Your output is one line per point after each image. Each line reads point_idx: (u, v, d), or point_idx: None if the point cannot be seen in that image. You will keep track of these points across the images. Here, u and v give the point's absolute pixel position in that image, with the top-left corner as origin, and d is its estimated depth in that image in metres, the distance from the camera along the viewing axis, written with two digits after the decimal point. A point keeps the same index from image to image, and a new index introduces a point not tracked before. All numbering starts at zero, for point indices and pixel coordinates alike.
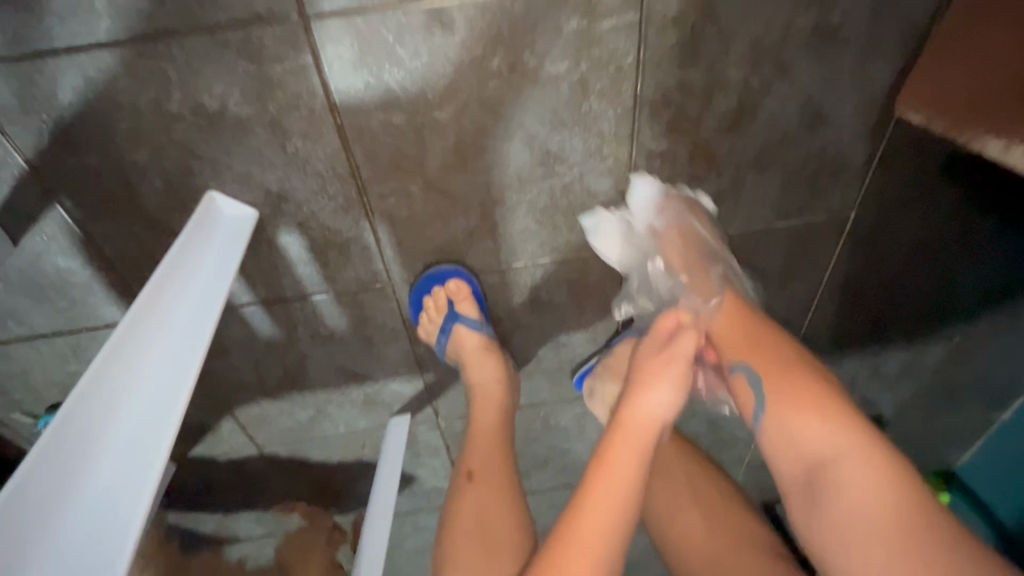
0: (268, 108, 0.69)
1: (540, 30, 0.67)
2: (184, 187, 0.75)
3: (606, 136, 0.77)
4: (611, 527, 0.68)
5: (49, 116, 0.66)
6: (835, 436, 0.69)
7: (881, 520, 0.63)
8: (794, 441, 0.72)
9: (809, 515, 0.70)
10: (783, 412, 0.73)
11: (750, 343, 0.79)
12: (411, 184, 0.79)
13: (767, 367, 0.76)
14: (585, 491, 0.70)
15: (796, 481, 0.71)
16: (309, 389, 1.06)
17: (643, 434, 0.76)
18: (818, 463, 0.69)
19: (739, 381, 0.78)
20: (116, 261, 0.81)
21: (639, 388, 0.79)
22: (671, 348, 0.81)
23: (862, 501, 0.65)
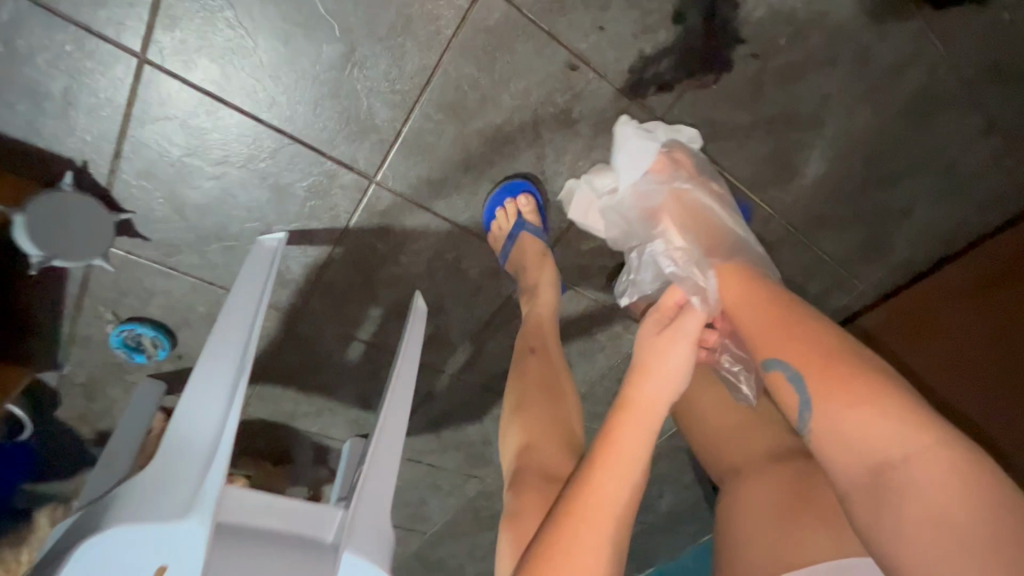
0: (482, 283, 1.26)
1: (606, 327, 1.42)
2: (406, 282, 1.23)
3: (594, 373, 1.53)
4: (613, 496, 0.70)
5: (387, 221, 1.12)
6: (898, 432, 0.60)
7: (941, 514, 0.55)
8: (849, 443, 0.63)
9: (871, 515, 0.60)
10: (829, 409, 0.65)
11: (785, 323, 0.73)
12: (504, 341, 1.41)
13: (805, 361, 0.68)
14: (602, 453, 0.73)
15: (856, 479, 0.62)
16: (329, 397, 1.47)
17: (653, 406, 0.77)
18: (885, 460, 0.60)
19: (776, 379, 0.70)
20: (322, 283, 1.21)
21: (647, 364, 0.80)
22: (676, 325, 0.83)
23: (934, 494, 0.56)
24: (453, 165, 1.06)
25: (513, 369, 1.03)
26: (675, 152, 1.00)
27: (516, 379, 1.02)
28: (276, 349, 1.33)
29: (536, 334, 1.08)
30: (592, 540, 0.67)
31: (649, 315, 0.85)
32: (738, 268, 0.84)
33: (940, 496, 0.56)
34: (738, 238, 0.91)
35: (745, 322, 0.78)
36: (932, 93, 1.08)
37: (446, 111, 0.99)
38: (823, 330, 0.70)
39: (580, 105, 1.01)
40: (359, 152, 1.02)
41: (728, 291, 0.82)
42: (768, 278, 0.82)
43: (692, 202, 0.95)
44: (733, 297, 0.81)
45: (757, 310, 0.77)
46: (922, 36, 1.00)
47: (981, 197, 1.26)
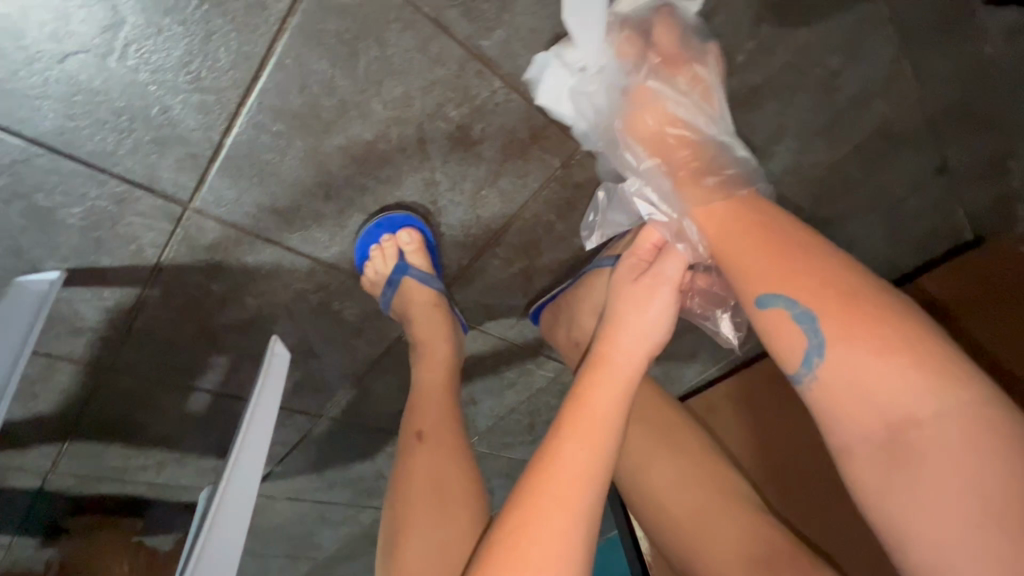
0: (362, 325, 1.01)
1: (516, 365, 1.22)
2: (257, 327, 0.95)
3: (502, 408, 1.34)
4: (589, 464, 0.57)
5: (217, 258, 0.82)
6: (924, 386, 0.47)
7: (974, 488, 0.43)
8: (859, 390, 0.49)
9: (880, 475, 0.48)
10: (849, 352, 0.50)
11: (793, 261, 0.56)
12: (395, 383, 1.17)
13: (817, 300, 0.53)
14: (575, 399, 0.63)
15: (862, 437, 0.49)
16: (170, 449, 1.17)
17: (628, 366, 0.66)
18: (908, 416, 0.47)
19: (776, 317, 0.56)
20: (134, 330, 0.89)
21: (626, 317, 0.70)
22: (654, 272, 0.72)
23: (956, 459, 0.44)
24: (307, 190, 0.76)
25: (394, 468, 0.79)
26: (656, 32, 0.71)
27: (394, 491, 0.77)
28: (83, 406, 1.01)
29: (426, 409, 0.82)
30: (564, 524, 0.54)
31: (626, 259, 0.75)
32: (735, 203, 0.64)
33: (972, 465, 0.44)
34: (730, 153, 0.70)
35: (735, 255, 0.61)
36: (892, 130, 0.93)
37: (288, 119, 0.69)
38: (833, 262, 0.55)
39: (482, 121, 0.75)
40: (160, 169, 0.70)
41: (719, 231, 0.63)
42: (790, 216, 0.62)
43: (662, 111, 0.71)
44: (734, 245, 0.61)
45: (750, 244, 0.60)
46: (895, 64, 0.83)
47: (917, 238, 1.16)
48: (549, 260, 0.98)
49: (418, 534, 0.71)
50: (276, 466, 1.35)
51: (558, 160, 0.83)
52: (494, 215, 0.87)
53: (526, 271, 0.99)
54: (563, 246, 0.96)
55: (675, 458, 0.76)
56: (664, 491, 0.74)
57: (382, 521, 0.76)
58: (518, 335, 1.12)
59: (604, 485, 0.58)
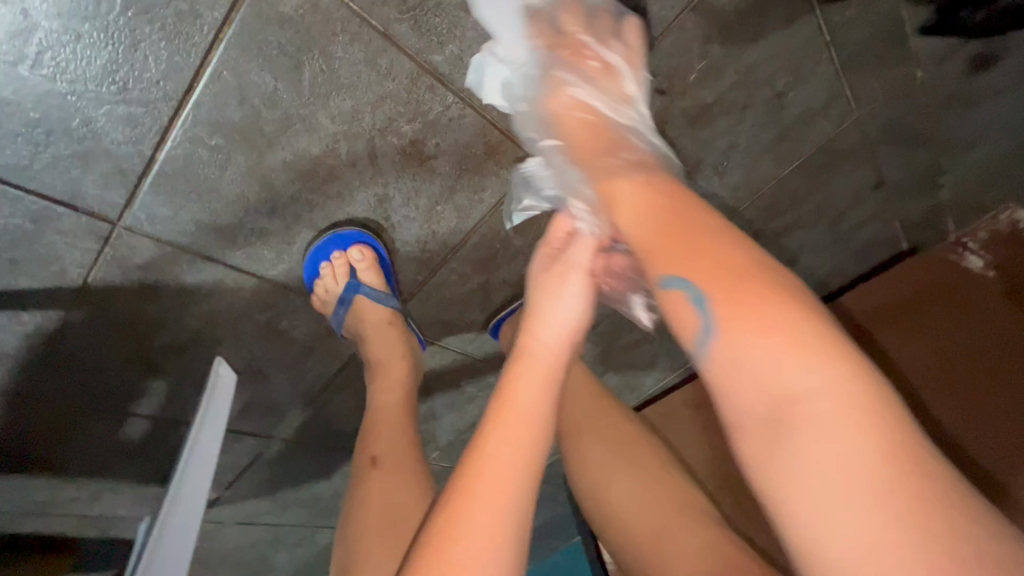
0: (314, 343, 0.97)
1: (476, 379, 1.20)
2: (199, 349, 0.90)
3: (463, 422, 1.32)
4: (509, 470, 0.50)
5: (153, 278, 0.77)
6: (808, 361, 0.41)
7: (863, 468, 0.37)
8: (748, 370, 0.43)
9: (767, 459, 0.41)
10: (734, 334, 0.44)
11: (684, 233, 0.51)
12: (350, 401, 1.13)
13: (707, 276, 0.47)
14: (497, 410, 0.54)
15: (747, 420, 0.43)
16: (105, 479, 1.09)
17: (554, 365, 0.58)
18: (789, 393, 0.41)
19: (673, 301, 0.49)
20: (58, 356, 0.82)
21: (540, 312, 0.63)
22: (565, 258, 0.67)
23: (845, 442, 0.38)
24: (250, 207, 0.72)
25: (349, 492, 0.76)
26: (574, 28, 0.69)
27: (348, 516, 0.75)
28: (2, 438, 0.92)
29: (382, 431, 0.80)
30: (490, 525, 0.47)
31: (537, 250, 0.71)
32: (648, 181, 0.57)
33: (859, 444, 0.38)
34: (634, 138, 0.63)
35: (640, 237, 0.55)
36: (834, 147, 0.96)
37: (227, 132, 0.65)
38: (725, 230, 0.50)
39: (436, 136, 0.73)
40: (84, 185, 0.65)
41: (635, 215, 0.55)
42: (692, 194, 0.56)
43: (587, 104, 0.65)
44: (640, 229, 0.54)
45: (652, 221, 0.54)
46: (837, 85, 0.86)
47: (857, 248, 1.21)
48: (508, 274, 0.97)
49: (375, 563, 0.68)
50: (225, 491, 1.28)
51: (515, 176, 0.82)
52: (450, 230, 0.85)
53: (484, 285, 0.97)
54: (520, 260, 0.95)
55: (631, 470, 0.76)
56: (620, 503, 0.75)
57: (336, 548, 0.74)
58: (477, 349, 1.10)
59: (532, 486, 0.51)
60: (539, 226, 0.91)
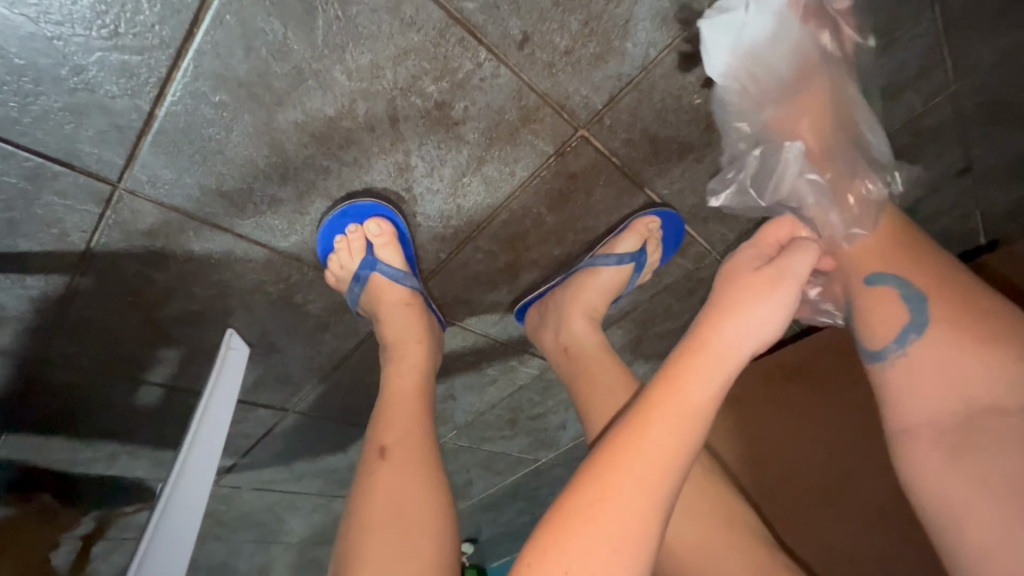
0: (327, 319, 0.91)
1: (497, 363, 1.14)
2: (211, 321, 0.86)
3: (481, 403, 1.27)
4: (666, 444, 0.49)
5: (156, 244, 0.71)
6: (1011, 388, 0.54)
7: (1019, 473, 0.50)
8: (949, 381, 0.58)
9: (940, 451, 0.56)
10: (941, 341, 0.59)
11: (904, 261, 0.66)
12: (367, 377, 1.09)
13: (943, 312, 0.61)
14: (661, 393, 0.52)
15: (937, 415, 0.57)
16: (121, 442, 1.08)
17: (729, 359, 0.54)
18: (987, 408, 0.55)
19: (880, 296, 0.66)
20: (66, 321, 0.79)
21: (727, 300, 0.58)
22: (781, 265, 0.59)
23: (1012, 453, 0.52)
24: (258, 171, 0.66)
25: (354, 485, 0.71)
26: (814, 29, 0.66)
27: (349, 516, 0.69)
28: (18, 396, 0.91)
29: (392, 420, 0.75)
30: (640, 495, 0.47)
31: (746, 247, 0.63)
32: (894, 231, 0.69)
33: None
34: (863, 183, 0.71)
35: (856, 251, 0.70)
36: (920, 125, 0.84)
37: (233, 88, 0.58)
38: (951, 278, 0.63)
39: (465, 99, 0.64)
40: (79, 143, 0.59)
41: (864, 251, 0.69)
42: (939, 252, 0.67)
43: (820, 100, 0.70)
44: (860, 246, 0.69)
45: (888, 255, 0.68)
46: (936, 52, 0.73)
47: (927, 240, 1.09)
48: (538, 254, 0.89)
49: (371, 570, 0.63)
50: (240, 459, 1.27)
51: (551, 147, 0.73)
52: (477, 205, 0.77)
53: (511, 265, 0.90)
54: (551, 240, 0.87)
55: (684, 483, 0.67)
56: (659, 520, 0.66)
57: (336, 543, 0.69)
58: (500, 331, 1.04)
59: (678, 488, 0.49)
60: (576, 204, 0.82)
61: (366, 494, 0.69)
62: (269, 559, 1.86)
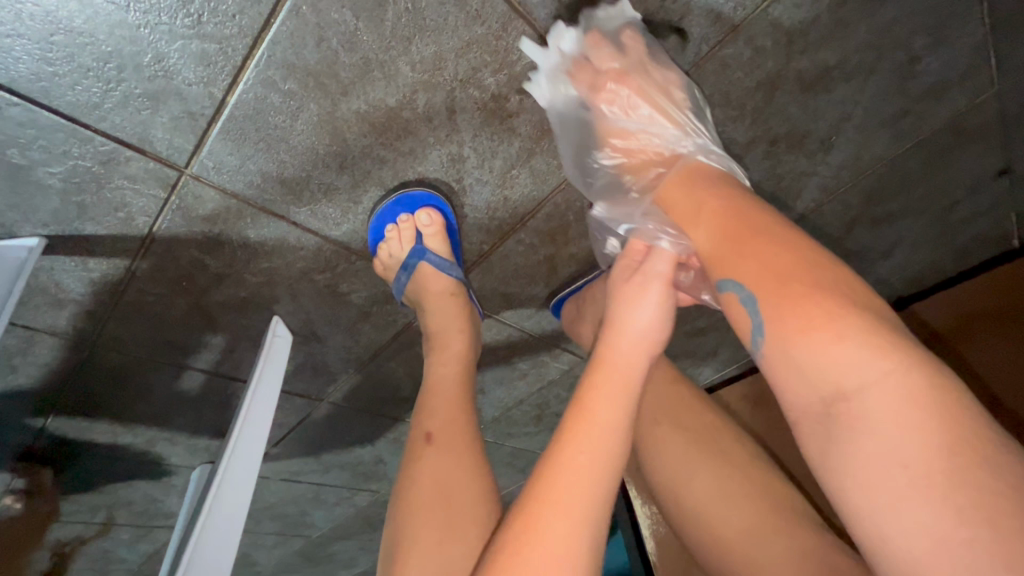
0: (370, 309, 0.93)
1: (528, 357, 1.15)
2: (259, 308, 0.88)
3: (509, 397, 1.28)
4: (596, 481, 0.49)
5: (216, 229, 0.74)
6: (856, 354, 0.42)
7: (907, 457, 0.38)
8: (800, 369, 0.44)
9: (818, 456, 0.43)
10: (781, 325, 0.46)
11: (744, 239, 0.52)
12: (401, 369, 1.10)
13: (759, 276, 0.49)
14: (576, 423, 0.53)
15: (804, 415, 0.44)
16: (161, 428, 1.11)
17: (629, 370, 0.57)
18: (839, 390, 0.42)
19: (730, 303, 0.51)
20: (123, 303, 0.81)
21: (616, 320, 0.62)
22: (643, 270, 0.64)
23: (888, 436, 0.39)
24: (318, 160, 0.68)
25: (401, 469, 0.73)
26: (635, 50, 0.65)
27: (399, 497, 0.71)
28: (68, 378, 0.93)
29: (438, 406, 0.76)
30: (566, 530, 0.46)
31: (618, 260, 0.68)
32: (706, 199, 0.58)
33: (911, 440, 0.38)
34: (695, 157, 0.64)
35: (705, 248, 0.55)
36: (961, 126, 0.84)
37: (302, 76, 0.60)
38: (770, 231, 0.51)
39: (520, 91, 0.66)
40: (153, 128, 0.61)
41: (708, 223, 0.56)
42: (757, 202, 0.55)
43: (646, 116, 0.67)
44: (705, 242, 0.56)
45: (717, 228, 0.55)
46: (982, 52, 0.74)
47: (961, 242, 1.09)
48: (578, 248, 0.90)
49: (420, 551, 0.65)
50: (271, 448, 1.29)
51: None
52: (523, 196, 0.79)
53: (551, 259, 0.91)
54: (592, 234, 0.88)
55: (711, 467, 0.70)
56: (700, 503, 0.68)
57: (386, 522, 0.71)
58: (535, 325, 1.05)
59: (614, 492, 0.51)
60: None
61: (414, 478, 0.70)
62: (290, 551, 1.87)
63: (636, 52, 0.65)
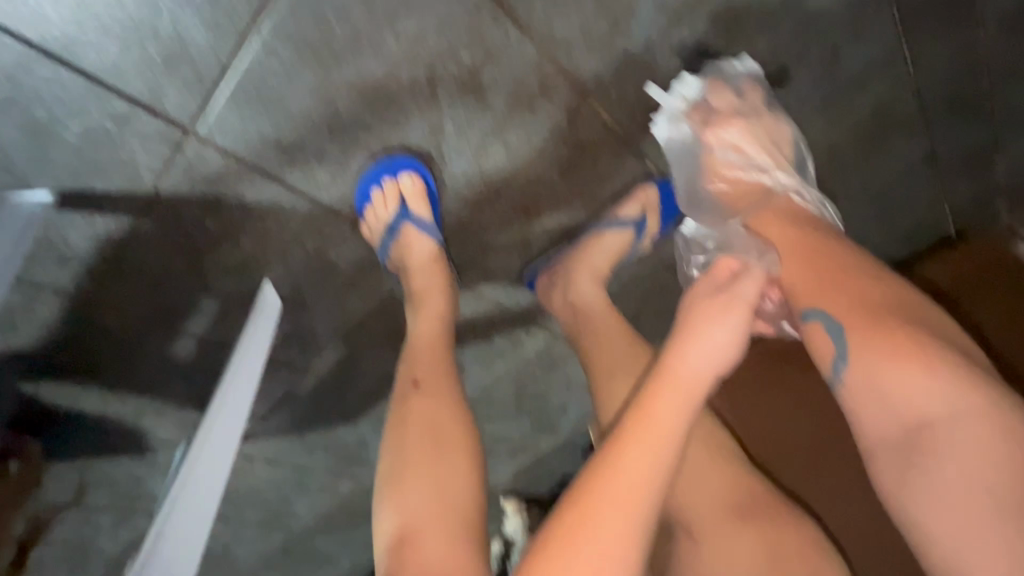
0: (355, 278, 1.00)
1: (505, 335, 1.23)
2: (252, 273, 0.94)
3: (488, 378, 1.34)
4: (647, 472, 0.60)
5: (214, 191, 0.80)
6: (936, 390, 0.61)
7: (988, 476, 0.56)
8: (886, 398, 0.63)
9: (897, 471, 0.62)
10: (873, 361, 0.64)
11: (836, 280, 0.70)
12: (384, 343, 1.16)
13: (850, 313, 0.67)
14: (634, 425, 0.63)
15: (886, 436, 0.63)
16: (151, 399, 1.15)
17: (695, 382, 0.68)
18: (925, 420, 0.61)
19: (815, 330, 0.70)
20: (124, 263, 0.88)
21: (697, 331, 0.71)
22: (731, 290, 0.75)
23: (967, 462, 0.58)
24: (312, 126, 0.76)
25: (389, 414, 0.79)
26: (748, 97, 0.85)
27: (389, 436, 0.76)
28: (64, 344, 0.98)
29: (423, 355, 0.83)
30: (624, 529, 0.57)
31: (704, 275, 0.78)
32: (795, 237, 0.76)
33: (989, 463, 0.57)
34: (793, 193, 0.83)
35: (791, 275, 0.74)
36: (886, 114, 0.96)
37: (301, 45, 0.70)
38: (861, 282, 0.69)
39: (491, 67, 0.76)
40: (166, 88, 0.71)
41: (798, 264, 0.74)
42: (826, 239, 0.75)
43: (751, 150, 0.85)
44: (796, 275, 0.74)
45: (808, 271, 0.73)
46: (893, 46, 0.86)
47: (900, 228, 1.20)
48: (549, 222, 0.99)
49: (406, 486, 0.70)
50: (257, 426, 1.33)
51: (563, 116, 0.84)
52: (498, 169, 0.87)
53: (525, 233, 0.99)
54: (562, 208, 0.96)
55: None
56: None
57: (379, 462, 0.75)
58: (510, 300, 1.13)
59: (658, 501, 0.60)
60: (583, 173, 0.92)
61: (400, 418, 0.76)
62: (269, 547, 1.87)
63: (750, 102, 0.85)
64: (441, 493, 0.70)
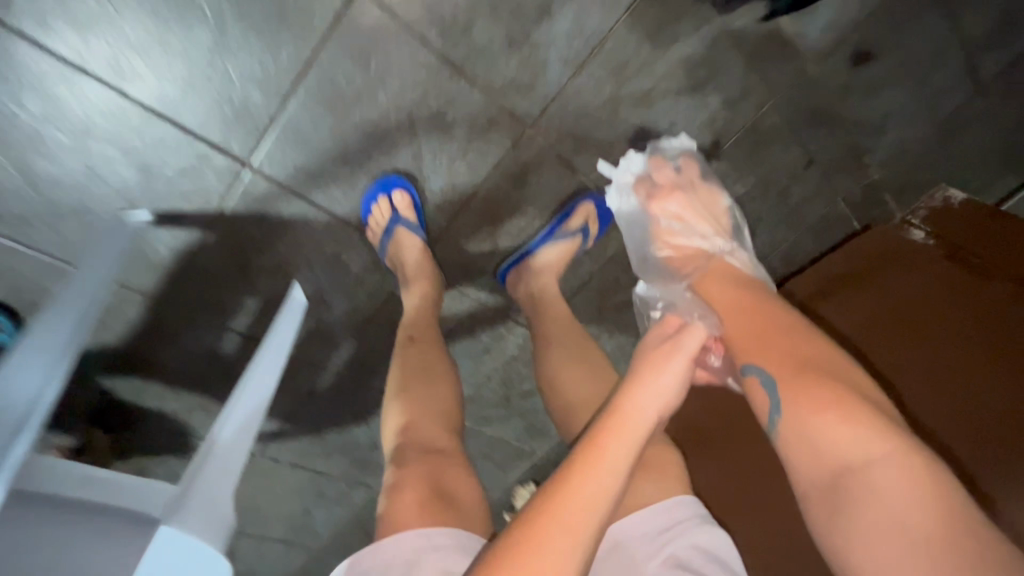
0: (363, 278, 1.29)
1: (488, 330, 1.48)
2: (284, 274, 1.24)
3: (478, 373, 1.57)
4: (599, 489, 0.61)
5: (261, 207, 1.13)
6: (865, 437, 0.63)
7: (905, 515, 0.57)
8: (817, 448, 0.67)
9: (828, 514, 0.64)
10: (803, 413, 0.69)
11: (770, 329, 0.78)
12: (388, 339, 1.42)
13: (780, 365, 0.74)
14: (588, 446, 0.65)
15: (816, 484, 0.67)
16: (200, 393, 1.41)
17: (639, 422, 0.69)
18: (849, 465, 0.63)
19: (755, 386, 0.76)
20: (192, 268, 1.18)
21: (640, 378, 0.76)
22: (677, 341, 0.81)
23: (888, 503, 0.59)
24: (330, 156, 1.09)
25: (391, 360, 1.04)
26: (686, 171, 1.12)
27: (393, 370, 1.01)
28: (142, 338, 1.27)
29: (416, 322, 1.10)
30: (567, 545, 0.57)
31: (656, 326, 0.86)
32: (732, 278, 0.91)
33: (902, 499, 0.58)
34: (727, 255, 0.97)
35: (732, 330, 0.82)
36: (760, 127, 1.26)
37: (322, 101, 1.03)
38: (799, 333, 0.77)
39: (453, 108, 1.09)
40: (233, 135, 1.03)
41: (727, 304, 0.85)
42: (768, 298, 0.84)
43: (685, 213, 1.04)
44: (734, 324, 0.82)
45: (745, 320, 0.82)
46: (749, 77, 1.17)
47: (808, 221, 1.46)
48: (510, 226, 1.28)
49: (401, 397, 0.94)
50: (283, 426, 1.56)
51: (509, 141, 1.15)
52: (464, 183, 1.19)
53: (493, 234, 1.28)
54: (518, 213, 1.26)
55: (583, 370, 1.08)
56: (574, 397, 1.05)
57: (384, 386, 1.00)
58: (488, 295, 1.39)
59: (604, 519, 0.60)
60: (531, 184, 1.23)
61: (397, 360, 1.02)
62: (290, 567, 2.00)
63: (686, 177, 1.11)
64: (431, 402, 0.93)
